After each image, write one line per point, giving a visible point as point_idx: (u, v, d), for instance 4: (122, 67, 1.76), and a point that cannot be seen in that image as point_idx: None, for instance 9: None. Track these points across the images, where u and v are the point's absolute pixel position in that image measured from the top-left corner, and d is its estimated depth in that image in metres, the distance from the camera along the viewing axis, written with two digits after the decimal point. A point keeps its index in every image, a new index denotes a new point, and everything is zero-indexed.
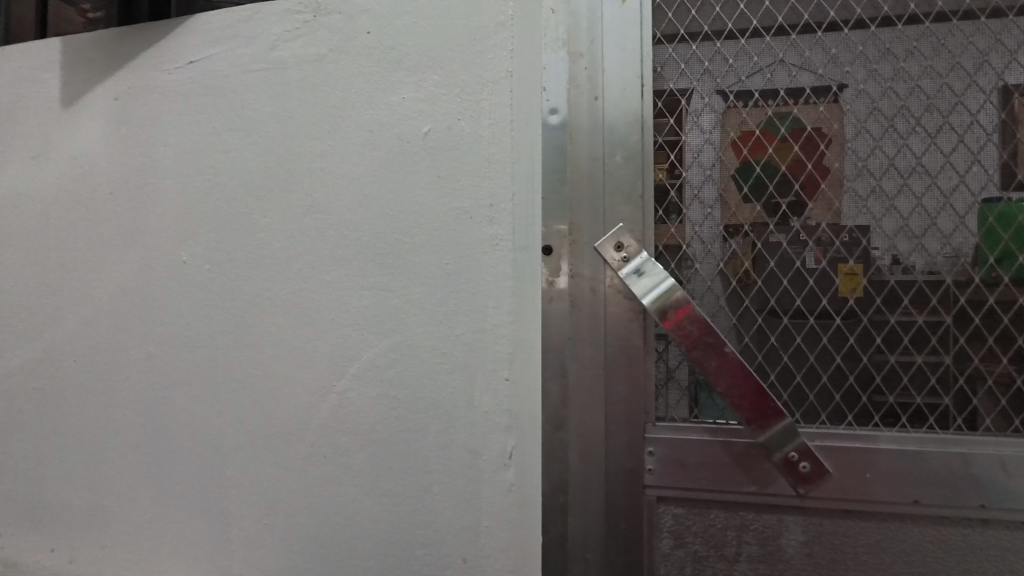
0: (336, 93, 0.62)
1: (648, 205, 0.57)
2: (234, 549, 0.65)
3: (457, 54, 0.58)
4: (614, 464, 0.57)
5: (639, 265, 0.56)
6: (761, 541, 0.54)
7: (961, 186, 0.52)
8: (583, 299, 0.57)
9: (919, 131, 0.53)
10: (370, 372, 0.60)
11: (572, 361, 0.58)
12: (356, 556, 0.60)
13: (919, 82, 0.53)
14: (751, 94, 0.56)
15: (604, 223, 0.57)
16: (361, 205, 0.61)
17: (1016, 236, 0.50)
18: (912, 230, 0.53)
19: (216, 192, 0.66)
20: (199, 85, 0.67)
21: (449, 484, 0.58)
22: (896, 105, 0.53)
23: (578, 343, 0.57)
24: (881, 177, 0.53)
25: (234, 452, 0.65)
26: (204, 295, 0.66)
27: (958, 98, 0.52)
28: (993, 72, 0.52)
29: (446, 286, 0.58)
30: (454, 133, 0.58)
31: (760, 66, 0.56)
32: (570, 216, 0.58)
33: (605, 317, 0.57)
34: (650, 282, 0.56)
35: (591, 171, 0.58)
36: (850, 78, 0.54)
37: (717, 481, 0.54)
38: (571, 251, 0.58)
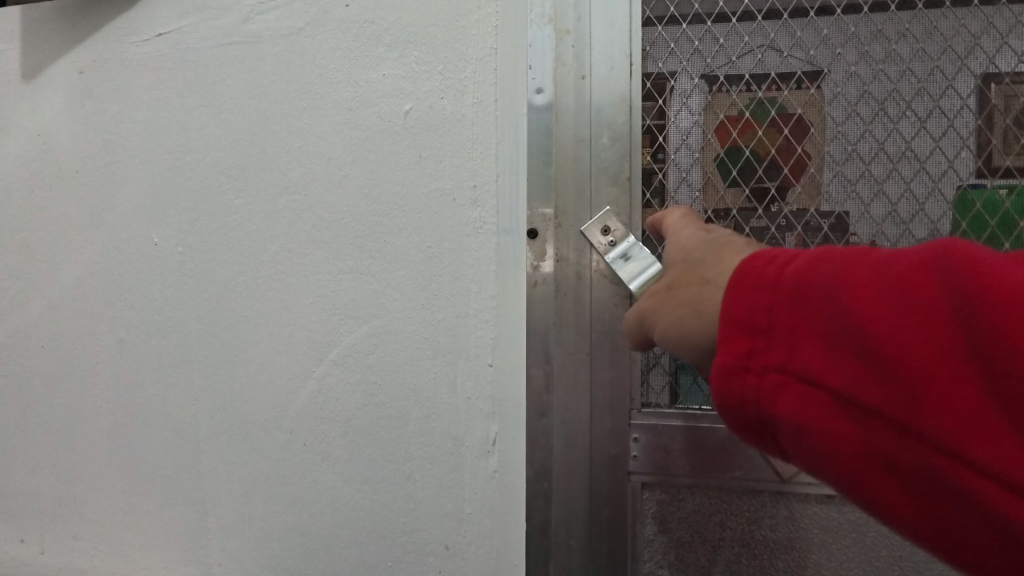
0: (314, 68, 0.59)
1: (634, 188, 0.56)
2: (210, 538, 0.64)
3: (440, 29, 0.56)
4: (598, 451, 0.56)
5: (627, 250, 0.55)
6: (743, 525, 0.54)
7: (949, 172, 0.52)
8: (568, 285, 0.56)
9: (909, 115, 0.52)
10: (349, 358, 0.59)
11: (556, 348, 0.56)
12: (335, 544, 0.60)
13: (911, 65, 0.52)
14: (741, 77, 0.55)
15: (590, 205, 0.56)
16: (339, 186, 0.59)
17: (1002, 223, 0.50)
18: (900, 216, 0.52)
19: (187, 171, 0.64)
20: (167, 59, 0.64)
21: (430, 471, 0.57)
22: (887, 88, 0.52)
23: (562, 329, 0.56)
24: (870, 161, 0.53)
25: (209, 440, 0.64)
26: (175, 278, 0.64)
27: (948, 82, 0.52)
28: (985, 56, 0.51)
29: (427, 270, 0.57)
30: (436, 113, 0.56)
31: (750, 47, 0.55)
32: (555, 199, 0.56)
33: (590, 302, 0.56)
34: (637, 266, 0.54)
35: (577, 152, 0.56)
36: (841, 60, 0.53)
37: (701, 467, 0.54)
38: (556, 234, 0.56)
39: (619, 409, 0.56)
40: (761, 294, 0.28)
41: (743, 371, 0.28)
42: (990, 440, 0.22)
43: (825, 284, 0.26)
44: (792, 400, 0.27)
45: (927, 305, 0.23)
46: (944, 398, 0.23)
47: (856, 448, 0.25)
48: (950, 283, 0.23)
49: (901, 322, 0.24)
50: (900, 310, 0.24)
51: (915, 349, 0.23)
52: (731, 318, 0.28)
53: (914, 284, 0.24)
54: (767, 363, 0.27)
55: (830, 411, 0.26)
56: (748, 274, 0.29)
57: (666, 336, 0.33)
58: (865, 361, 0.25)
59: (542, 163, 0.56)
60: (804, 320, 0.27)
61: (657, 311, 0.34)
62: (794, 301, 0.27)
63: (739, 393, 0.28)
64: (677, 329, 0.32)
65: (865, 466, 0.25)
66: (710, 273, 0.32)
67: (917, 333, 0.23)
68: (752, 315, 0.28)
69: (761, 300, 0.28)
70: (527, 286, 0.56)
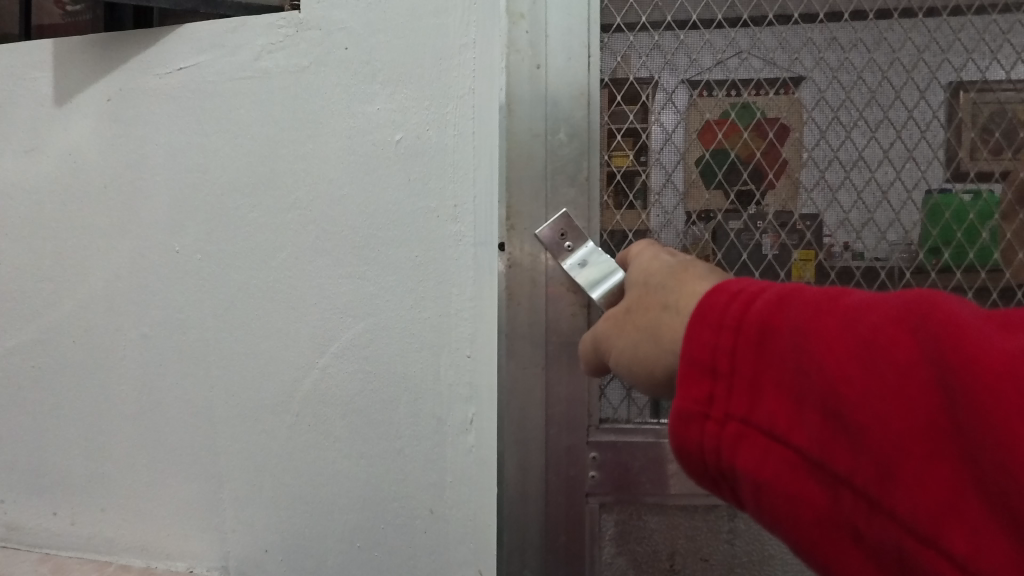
0: (317, 100, 0.69)
1: (592, 188, 0.61)
2: (225, 507, 0.73)
3: (426, 70, 0.66)
4: (555, 460, 0.62)
5: (585, 255, 0.59)
6: (693, 541, 0.62)
7: (897, 177, 0.60)
8: (519, 292, 0.61)
9: (861, 124, 0.60)
10: (349, 350, 0.68)
11: (509, 352, 0.61)
12: (335, 510, 0.69)
13: (863, 74, 0.60)
14: (705, 82, 0.61)
15: (545, 203, 0.61)
16: (339, 203, 0.68)
17: (943, 231, 0.60)
18: (853, 219, 0.60)
19: (205, 188, 0.73)
20: (187, 90, 0.73)
21: (417, 446, 0.67)
22: (841, 97, 0.60)
23: (514, 338, 0.62)
24: (826, 166, 0.60)
25: (224, 422, 0.73)
26: (194, 281, 0.73)
27: (896, 93, 0.60)
28: (928, 71, 0.60)
29: (416, 275, 0.67)
30: (423, 141, 0.66)
31: (714, 54, 0.61)
32: (509, 199, 0.61)
33: (544, 306, 0.61)
34: (593, 270, 0.57)
35: (532, 146, 0.61)
36: (801, 66, 0.60)
37: (657, 485, 0.61)
38: (510, 234, 0.61)
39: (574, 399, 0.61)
40: (729, 339, 0.32)
41: (714, 414, 0.32)
42: (939, 501, 0.24)
43: (790, 340, 0.30)
44: (758, 449, 0.31)
45: (896, 372, 0.26)
46: (906, 462, 0.25)
47: (816, 497, 0.28)
48: (928, 347, 0.25)
49: (860, 384, 0.27)
50: (864, 374, 0.27)
51: (876, 410, 0.26)
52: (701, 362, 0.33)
53: (892, 343, 0.27)
54: (736, 409, 0.32)
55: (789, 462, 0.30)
56: (708, 308, 0.34)
57: (625, 348, 0.42)
58: (827, 419, 0.28)
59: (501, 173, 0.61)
60: (775, 372, 0.30)
61: (619, 328, 0.43)
62: (762, 351, 0.31)
63: (710, 433, 0.32)
64: (635, 345, 0.41)
65: (818, 519, 0.29)
66: (670, 300, 0.40)
67: (884, 395, 0.26)
68: (720, 360, 0.32)
69: (726, 344, 0.32)
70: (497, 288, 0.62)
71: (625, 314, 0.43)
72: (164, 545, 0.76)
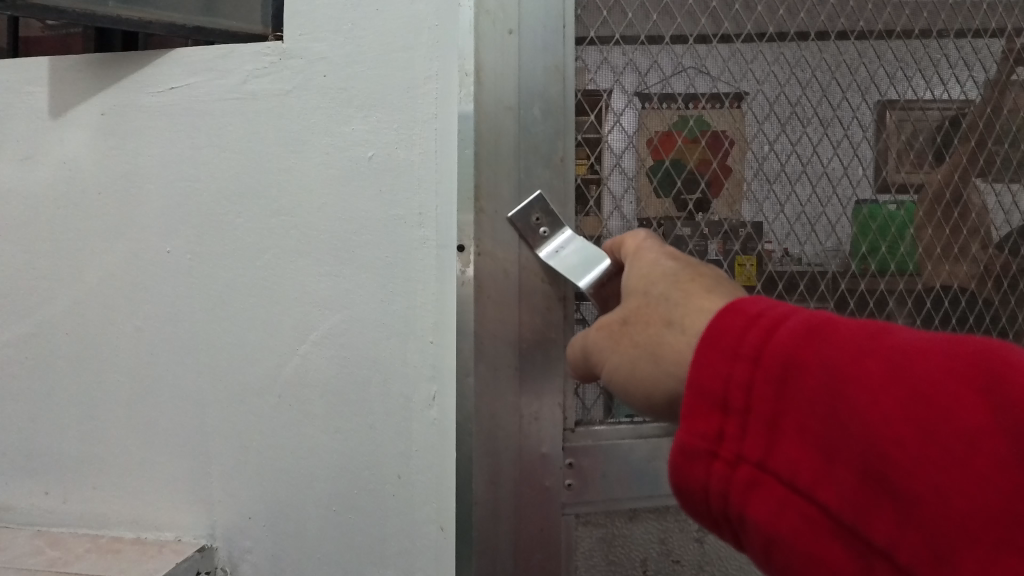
0: (299, 122, 0.79)
1: (567, 168, 0.73)
2: (212, 481, 0.82)
3: (395, 98, 0.77)
4: (529, 450, 0.73)
5: (559, 245, 0.70)
6: (661, 544, 0.76)
7: (845, 173, 0.79)
8: (486, 284, 0.71)
9: (815, 128, 0.78)
10: (327, 339, 0.78)
11: (479, 321, 0.71)
12: (313, 479, 0.79)
13: (819, 84, 0.78)
14: (665, 96, 0.74)
15: (517, 185, 0.72)
16: (318, 211, 0.78)
17: (880, 227, 0.79)
18: (809, 211, 0.78)
19: (195, 196, 0.82)
20: (179, 107, 0.82)
21: (387, 420, 0.78)
22: (798, 105, 0.77)
23: (483, 316, 0.71)
24: (786, 162, 0.77)
25: (212, 404, 0.82)
26: (185, 279, 0.82)
27: (844, 103, 0.78)
28: (869, 85, 0.79)
29: (386, 273, 0.77)
30: (393, 158, 0.77)
31: (671, 73, 0.74)
32: (476, 186, 0.70)
33: (511, 291, 0.72)
34: (568, 254, 0.70)
35: (504, 121, 0.71)
36: (766, 77, 0.76)
37: (626, 493, 0.75)
38: (480, 218, 0.71)
39: (542, 362, 0.73)
40: (764, 382, 0.41)
41: (739, 453, 0.41)
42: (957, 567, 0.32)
43: (836, 395, 0.38)
44: (789, 489, 0.39)
45: (958, 443, 0.33)
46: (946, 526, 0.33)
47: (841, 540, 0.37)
48: (994, 420, 0.33)
49: (909, 451, 0.34)
50: (917, 441, 0.34)
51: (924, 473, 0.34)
52: (737, 404, 0.41)
53: (957, 410, 0.34)
54: (771, 453, 0.40)
55: (796, 505, 0.39)
56: (731, 341, 0.42)
57: (624, 363, 0.53)
58: (866, 470, 0.36)
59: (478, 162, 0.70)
60: (817, 423, 0.38)
61: (619, 343, 0.54)
62: (809, 401, 0.39)
63: (748, 469, 0.41)
64: (632, 362, 0.52)
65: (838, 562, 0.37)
66: (669, 318, 0.50)
67: (936, 460, 0.33)
68: (751, 402, 0.41)
69: (772, 390, 0.40)
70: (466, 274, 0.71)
71: (627, 330, 0.54)
72: (153, 518, 0.84)
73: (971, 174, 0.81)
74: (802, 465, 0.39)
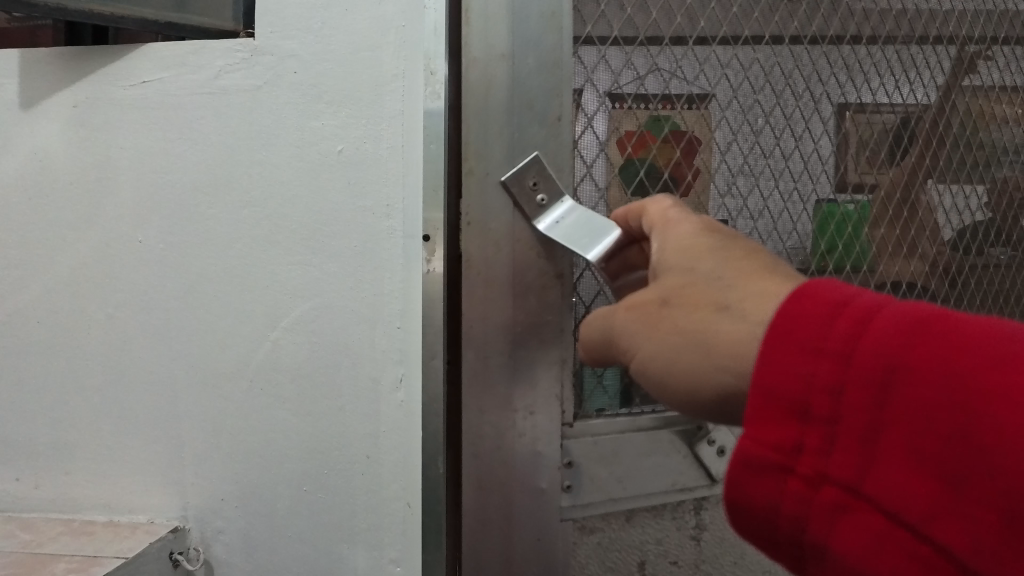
0: (269, 116, 0.82)
1: (563, 129, 0.77)
2: (185, 464, 0.85)
3: (363, 94, 0.80)
4: (522, 448, 0.78)
5: (559, 216, 0.75)
6: (657, 546, 0.83)
7: (811, 166, 0.85)
8: (477, 252, 0.76)
9: (787, 123, 0.84)
10: (298, 325, 0.82)
11: (471, 276, 0.77)
12: (284, 460, 0.82)
13: (793, 82, 0.84)
14: (632, 97, 0.78)
15: (511, 142, 0.76)
16: (289, 202, 0.82)
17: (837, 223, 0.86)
18: (773, 202, 0.84)
19: (167, 187, 0.84)
20: (151, 100, 0.84)
21: (356, 403, 0.81)
22: (773, 101, 0.83)
23: (474, 273, 0.77)
24: (755, 156, 0.83)
25: (185, 390, 0.84)
26: (158, 269, 0.84)
27: (814, 101, 0.85)
28: (838, 86, 0.86)
29: (355, 262, 0.81)
30: (361, 153, 0.81)
31: (640, 75, 0.78)
32: (467, 152, 0.76)
33: (505, 251, 0.76)
34: (567, 224, 0.74)
35: (495, 74, 0.76)
36: (743, 75, 0.82)
37: (621, 499, 0.80)
38: (470, 180, 0.76)
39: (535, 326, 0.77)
40: (848, 402, 0.42)
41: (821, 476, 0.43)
42: None
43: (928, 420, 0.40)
44: (874, 511, 0.41)
45: None
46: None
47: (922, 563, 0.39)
48: None
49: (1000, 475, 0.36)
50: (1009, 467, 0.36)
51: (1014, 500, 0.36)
52: (819, 425, 0.43)
53: None
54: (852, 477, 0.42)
55: (887, 531, 0.41)
56: (801, 347, 0.43)
57: (663, 359, 0.53)
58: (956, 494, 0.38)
59: (467, 120, 0.76)
60: (906, 447, 0.41)
61: (658, 337, 0.54)
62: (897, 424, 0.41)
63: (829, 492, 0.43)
64: (676, 360, 0.52)
65: None
66: (720, 308, 0.50)
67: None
68: (833, 423, 0.43)
69: (860, 410, 0.42)
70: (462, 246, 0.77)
71: (670, 325, 0.53)
72: (126, 501, 0.86)
73: (924, 172, 0.91)
74: (894, 490, 0.41)
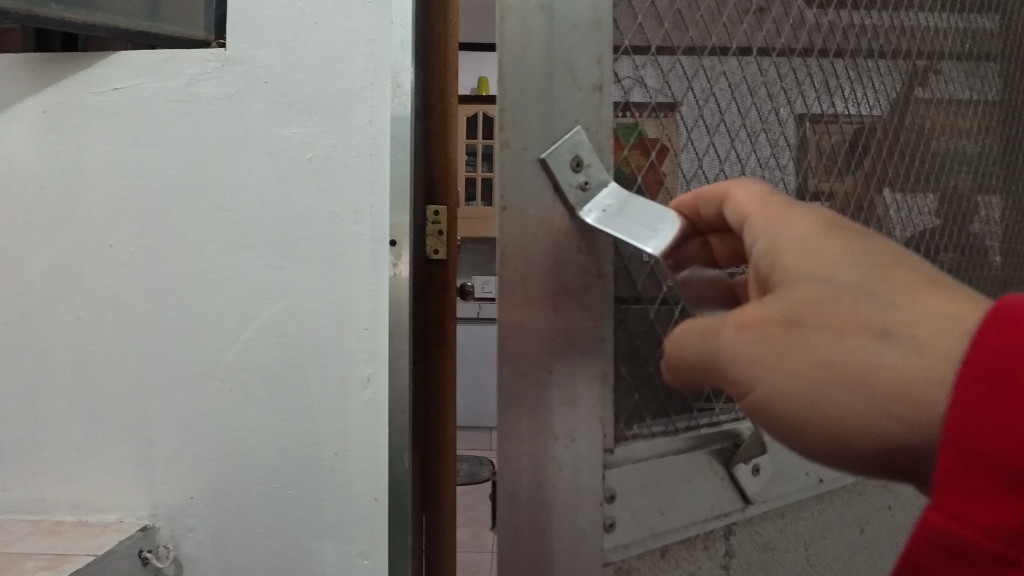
0: (240, 124, 0.84)
1: (605, 103, 0.61)
2: (156, 463, 0.86)
3: (333, 104, 0.84)
4: (551, 467, 0.60)
5: (603, 205, 0.57)
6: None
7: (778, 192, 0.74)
8: (512, 246, 0.60)
9: (745, 144, 0.70)
10: (268, 326, 0.84)
11: (507, 271, 0.60)
12: (255, 457, 0.85)
13: (755, 94, 0.71)
14: (630, 104, 0.64)
15: (546, 110, 0.60)
16: (260, 207, 0.84)
17: None
18: None
19: (138, 192, 0.86)
20: (123, 107, 0.86)
21: (325, 401, 0.84)
22: (732, 119, 0.69)
23: (509, 271, 0.60)
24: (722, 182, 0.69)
25: (156, 390, 0.86)
26: (128, 272, 0.86)
27: (767, 117, 0.72)
28: (794, 99, 0.74)
29: (324, 265, 0.84)
30: (331, 160, 0.84)
31: (636, 78, 0.63)
32: (502, 122, 0.60)
33: (549, 241, 0.60)
34: (611, 211, 0.56)
35: (531, 27, 0.60)
36: (694, 87, 0.67)
37: (660, 532, 0.62)
38: (507, 153, 0.60)
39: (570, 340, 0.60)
40: None
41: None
42: None
43: None
44: None
45: None
46: None
47: None
48: None
49: None
50: None
51: None
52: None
53: None
54: None
55: None
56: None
57: (798, 392, 0.37)
58: None
59: (504, 81, 0.60)
60: None
61: (795, 362, 0.37)
62: None
63: None
64: (820, 391, 0.36)
65: None
66: (890, 326, 0.35)
67: None
68: None
69: None
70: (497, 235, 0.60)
71: (813, 342, 0.37)
72: (96, 501, 0.87)
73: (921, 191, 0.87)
74: None
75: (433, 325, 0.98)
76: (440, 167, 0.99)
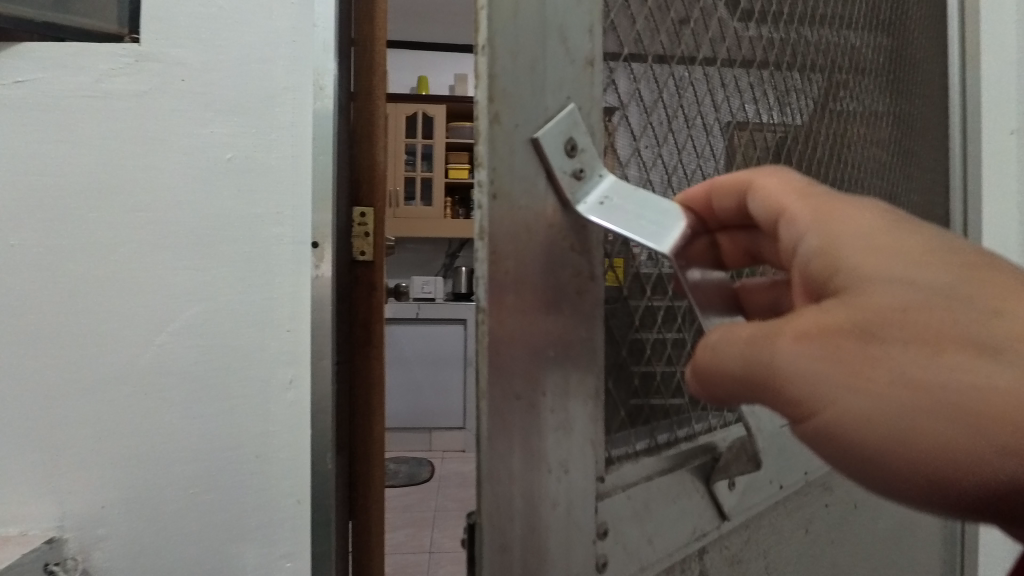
0: (155, 121, 0.82)
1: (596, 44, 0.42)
2: (61, 474, 0.81)
3: (254, 105, 0.84)
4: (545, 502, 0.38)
5: (599, 195, 0.39)
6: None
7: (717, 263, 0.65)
8: (506, 256, 0.36)
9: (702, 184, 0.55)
10: (186, 329, 0.83)
11: (499, 315, 0.36)
12: (171, 463, 0.83)
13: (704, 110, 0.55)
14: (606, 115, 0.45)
15: (543, 81, 0.38)
16: (177, 207, 0.82)
17: None
18: None
19: (40, 189, 0.80)
20: (22, 97, 0.80)
21: (246, 403, 0.84)
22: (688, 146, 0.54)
23: (500, 306, 0.36)
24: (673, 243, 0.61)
25: (62, 396, 0.81)
26: (28, 271, 0.80)
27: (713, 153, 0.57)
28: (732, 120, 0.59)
29: (244, 266, 0.84)
30: (251, 161, 0.84)
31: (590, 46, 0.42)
32: (490, 80, 0.35)
33: (550, 259, 0.39)
34: (598, 196, 0.39)
35: None
36: (650, 98, 0.49)
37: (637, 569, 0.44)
38: (493, 132, 0.36)
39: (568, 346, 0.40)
40: None
41: None
42: None
43: None
44: None
45: None
46: None
47: None
48: None
49: None
50: None
51: None
52: None
53: None
54: None
55: None
56: None
57: (897, 433, 0.29)
58: None
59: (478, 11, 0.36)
60: None
61: (884, 387, 0.29)
62: None
63: None
64: (1005, 449, 0.27)
65: None
66: None
67: None
68: None
69: None
70: (475, 237, 0.37)
71: (899, 362, 0.29)
72: None
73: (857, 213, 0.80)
74: None
75: (359, 325, 0.99)
76: (366, 169, 1.00)
